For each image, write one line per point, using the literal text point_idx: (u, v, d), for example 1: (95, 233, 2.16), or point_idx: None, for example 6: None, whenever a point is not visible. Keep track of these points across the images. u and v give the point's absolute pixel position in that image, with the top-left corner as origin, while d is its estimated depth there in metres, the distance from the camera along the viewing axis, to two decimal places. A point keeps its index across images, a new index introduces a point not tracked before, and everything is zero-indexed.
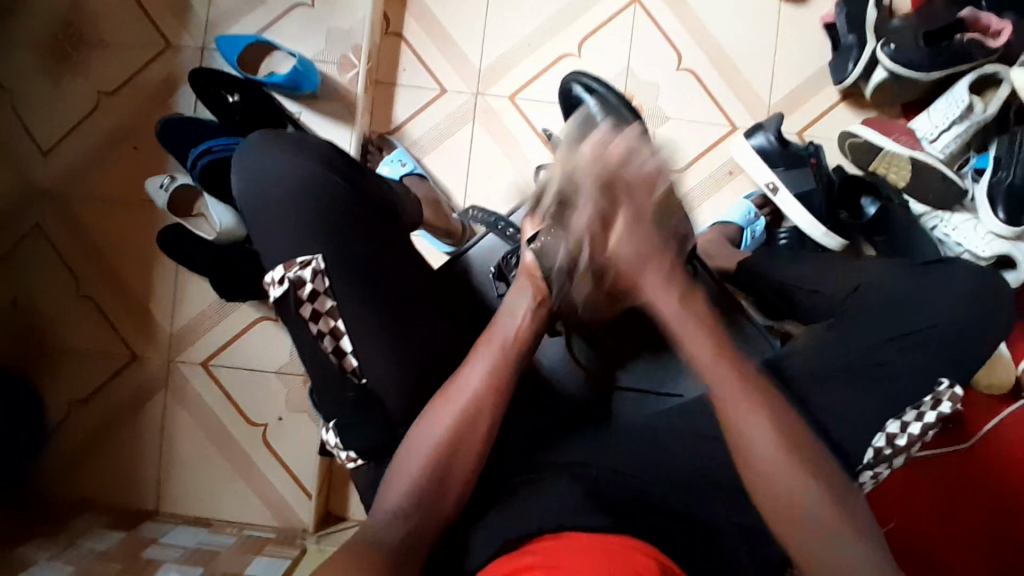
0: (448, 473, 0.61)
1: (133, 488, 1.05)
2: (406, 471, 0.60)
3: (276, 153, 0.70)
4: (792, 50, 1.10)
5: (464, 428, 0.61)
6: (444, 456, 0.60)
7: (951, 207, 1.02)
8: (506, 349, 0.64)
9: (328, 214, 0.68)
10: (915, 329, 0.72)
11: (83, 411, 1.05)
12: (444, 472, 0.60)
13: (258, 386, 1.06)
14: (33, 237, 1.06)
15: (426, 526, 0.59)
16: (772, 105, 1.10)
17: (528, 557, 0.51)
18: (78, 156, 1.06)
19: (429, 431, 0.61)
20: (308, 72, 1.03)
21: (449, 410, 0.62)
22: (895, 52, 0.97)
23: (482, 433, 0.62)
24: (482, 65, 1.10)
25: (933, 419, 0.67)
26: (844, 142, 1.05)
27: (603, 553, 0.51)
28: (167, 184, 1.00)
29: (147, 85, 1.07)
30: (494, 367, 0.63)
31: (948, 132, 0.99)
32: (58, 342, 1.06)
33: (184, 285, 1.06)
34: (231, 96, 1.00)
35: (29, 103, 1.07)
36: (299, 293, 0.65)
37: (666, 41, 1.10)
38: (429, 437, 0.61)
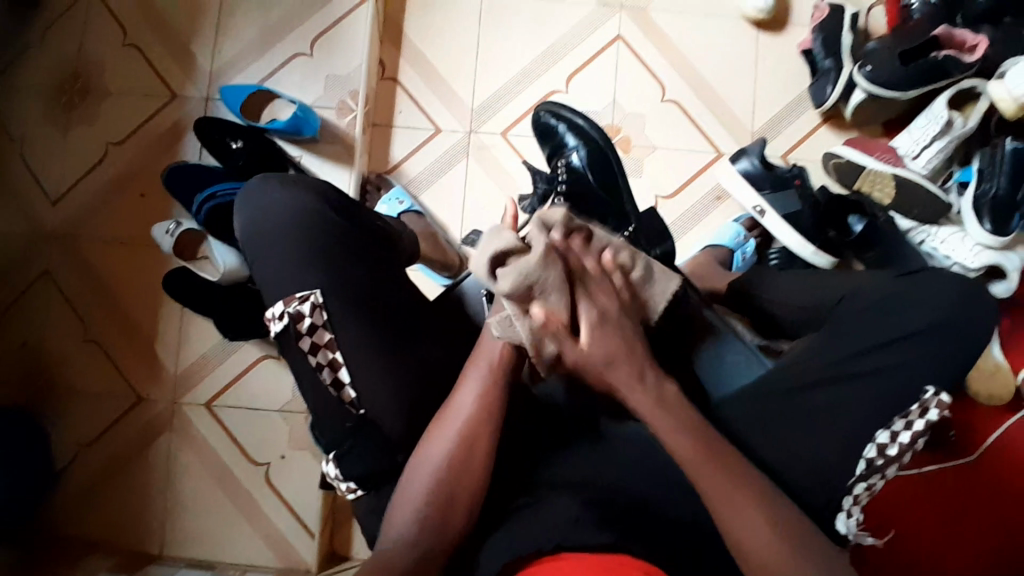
0: (446, 500, 0.61)
1: (138, 531, 1.05)
2: (408, 499, 0.62)
3: (274, 192, 0.74)
4: (772, 77, 1.14)
5: (462, 456, 0.62)
6: (443, 485, 0.61)
7: (936, 221, 1.03)
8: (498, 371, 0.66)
9: (326, 247, 0.71)
10: (900, 337, 0.74)
11: (90, 454, 1.07)
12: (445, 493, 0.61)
13: (262, 425, 1.07)
14: (43, 284, 1.09)
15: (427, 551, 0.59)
16: (756, 131, 1.13)
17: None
18: (86, 205, 1.10)
19: (429, 459, 0.63)
20: (307, 116, 1.07)
21: (445, 436, 0.63)
22: (871, 73, 1.01)
23: (478, 460, 0.63)
24: (474, 104, 1.15)
25: (921, 426, 0.70)
26: (829, 163, 1.08)
27: (598, 573, 0.51)
28: (172, 230, 1.03)
29: (153, 135, 1.11)
30: (485, 390, 0.65)
31: (929, 148, 1.02)
32: (65, 385, 1.08)
33: (188, 326, 1.08)
34: (234, 143, 1.06)
35: (40, 156, 1.11)
36: (298, 326, 0.67)
37: (649, 74, 1.14)
38: (429, 465, 0.62)
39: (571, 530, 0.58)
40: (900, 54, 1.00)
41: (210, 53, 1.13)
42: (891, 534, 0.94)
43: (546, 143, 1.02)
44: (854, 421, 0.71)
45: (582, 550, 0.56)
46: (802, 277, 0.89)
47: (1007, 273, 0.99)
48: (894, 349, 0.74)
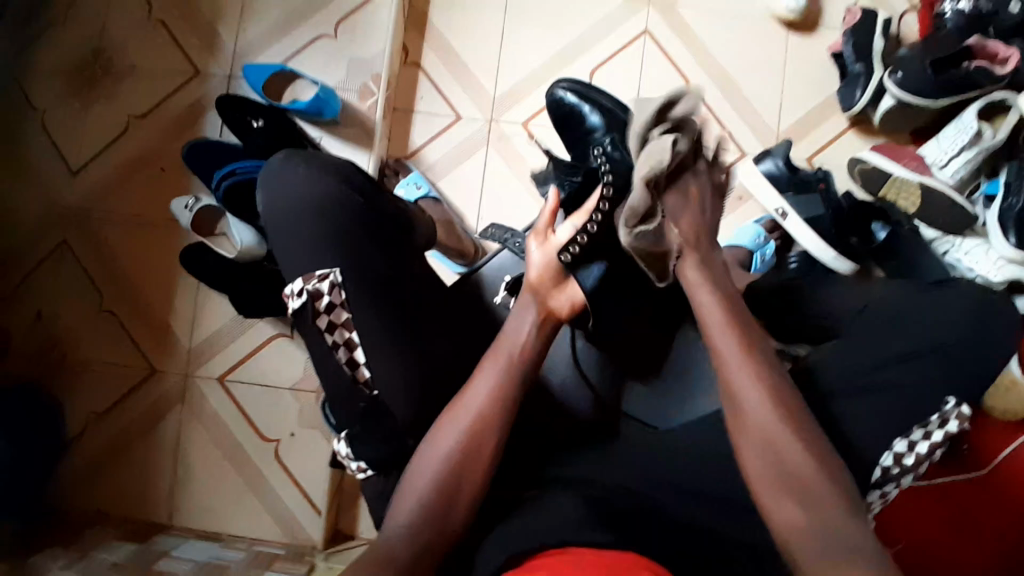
0: (456, 485, 0.61)
1: (146, 502, 1.06)
2: (419, 480, 0.61)
3: (296, 170, 0.73)
4: (800, 79, 1.12)
5: (482, 432, 0.63)
6: (456, 466, 0.61)
7: (962, 232, 1.02)
8: (517, 356, 0.66)
9: (346, 229, 0.70)
10: (920, 349, 0.74)
11: (102, 425, 1.08)
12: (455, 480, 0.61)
13: (273, 402, 1.08)
14: (61, 255, 1.10)
15: (433, 538, 0.59)
16: (780, 133, 1.12)
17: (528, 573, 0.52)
18: (108, 178, 1.11)
19: (443, 440, 0.62)
20: (329, 100, 1.07)
21: (461, 418, 0.63)
22: (902, 79, 0.99)
23: (489, 448, 0.63)
24: (495, 94, 1.14)
25: (941, 438, 0.68)
26: (854, 168, 1.06)
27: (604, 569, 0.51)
28: (192, 205, 1.05)
29: (176, 111, 1.12)
30: (506, 369, 0.65)
31: (957, 158, 1.00)
32: (80, 356, 1.09)
33: (204, 303, 1.09)
34: (255, 121, 1.05)
35: (64, 127, 1.12)
36: (316, 304, 0.67)
37: (675, 71, 1.13)
38: (444, 446, 0.62)
39: (577, 528, 0.58)
40: (932, 62, 0.98)
41: (235, 31, 1.13)
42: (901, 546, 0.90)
43: (567, 130, 0.86)
44: (868, 430, 0.71)
45: (589, 546, 0.56)
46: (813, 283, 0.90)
47: None
48: (911, 359, 0.74)
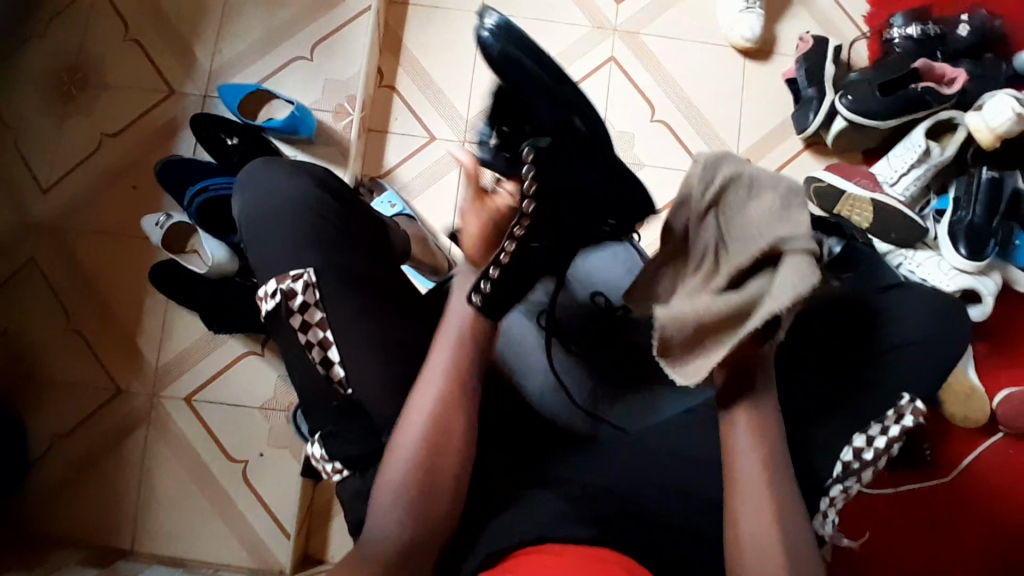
0: (433, 466, 0.61)
1: (107, 525, 1.03)
2: (397, 458, 0.61)
3: (276, 173, 0.76)
4: (757, 103, 1.18)
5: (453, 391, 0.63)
6: (435, 430, 0.62)
7: (913, 245, 1.07)
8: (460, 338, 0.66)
9: (321, 231, 0.72)
10: (879, 346, 0.77)
11: (62, 446, 1.04)
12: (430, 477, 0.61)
13: (242, 420, 1.06)
14: (26, 272, 1.08)
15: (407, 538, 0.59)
16: (741, 153, 1.17)
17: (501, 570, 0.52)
18: (77, 194, 1.10)
19: (419, 405, 0.63)
20: (305, 117, 1.09)
21: (420, 407, 0.63)
22: (851, 102, 1.06)
23: (453, 448, 0.62)
24: (469, 115, 1.18)
25: (897, 432, 0.71)
26: (810, 187, 1.12)
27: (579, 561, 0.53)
28: (163, 222, 1.04)
29: (149, 128, 1.12)
30: (464, 333, 0.66)
31: (907, 175, 1.07)
32: (42, 376, 1.06)
33: (173, 320, 1.07)
34: (231, 139, 1.07)
35: (33, 145, 1.11)
36: (289, 304, 0.69)
37: (640, 95, 1.18)
38: (420, 411, 0.62)
39: (555, 525, 0.59)
40: (880, 86, 1.06)
41: (211, 53, 1.14)
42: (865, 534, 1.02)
43: None
44: (834, 424, 0.73)
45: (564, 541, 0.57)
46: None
47: (982, 297, 1.04)
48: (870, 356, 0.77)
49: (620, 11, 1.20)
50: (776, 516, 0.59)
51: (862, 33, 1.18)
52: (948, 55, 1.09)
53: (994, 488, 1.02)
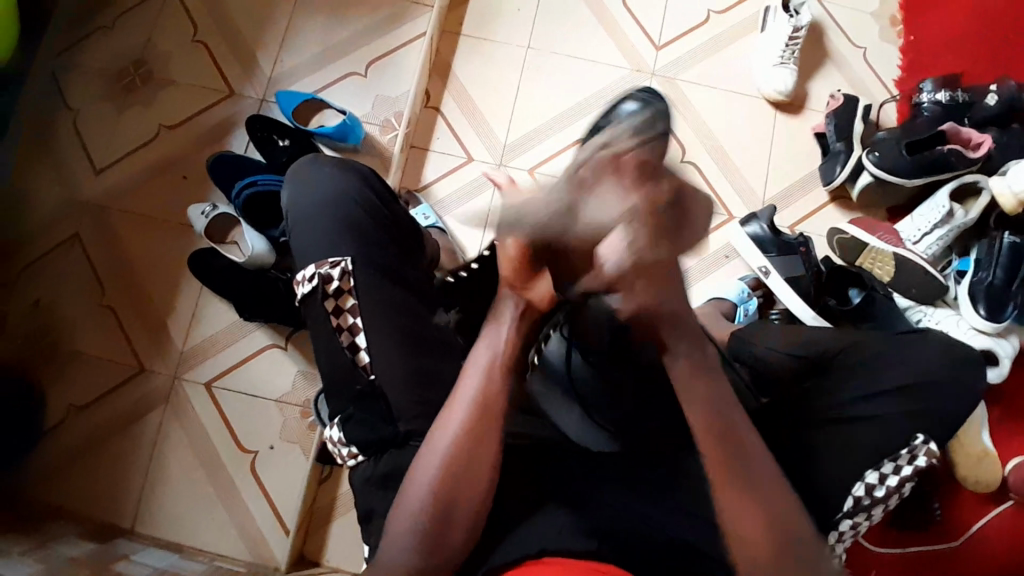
0: (454, 494, 0.61)
1: (111, 503, 1.03)
2: (417, 484, 0.62)
3: (324, 168, 0.80)
4: (786, 153, 1.22)
5: (477, 429, 0.62)
6: (457, 463, 0.62)
7: (932, 302, 1.08)
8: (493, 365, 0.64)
9: (361, 224, 0.76)
10: (897, 388, 0.76)
11: (80, 418, 1.06)
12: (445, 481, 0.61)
13: (256, 411, 1.07)
14: (69, 248, 1.13)
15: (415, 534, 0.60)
16: (766, 199, 1.20)
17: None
18: (129, 179, 1.16)
19: (439, 437, 0.63)
20: (354, 127, 1.15)
21: (446, 436, 0.62)
22: (879, 158, 1.09)
23: (477, 478, 0.62)
24: (507, 141, 1.23)
25: (909, 471, 0.72)
26: (833, 237, 1.14)
27: None
28: (209, 212, 1.08)
29: (204, 125, 1.18)
30: (490, 372, 0.64)
31: (929, 235, 1.09)
32: (71, 348, 1.09)
33: (204, 307, 1.11)
34: (282, 141, 1.13)
35: (94, 130, 1.18)
36: (326, 288, 0.72)
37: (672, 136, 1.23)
38: (441, 442, 0.62)
39: (555, 538, 0.62)
40: (907, 145, 1.09)
41: (272, 61, 1.21)
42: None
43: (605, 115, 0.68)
44: (846, 460, 0.73)
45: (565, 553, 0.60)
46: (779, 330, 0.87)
47: (999, 359, 1.04)
48: (894, 394, 0.76)
49: (659, 57, 1.26)
50: (782, 538, 0.59)
51: (892, 96, 1.22)
52: (975, 122, 1.13)
53: (1002, 558, 1.00)
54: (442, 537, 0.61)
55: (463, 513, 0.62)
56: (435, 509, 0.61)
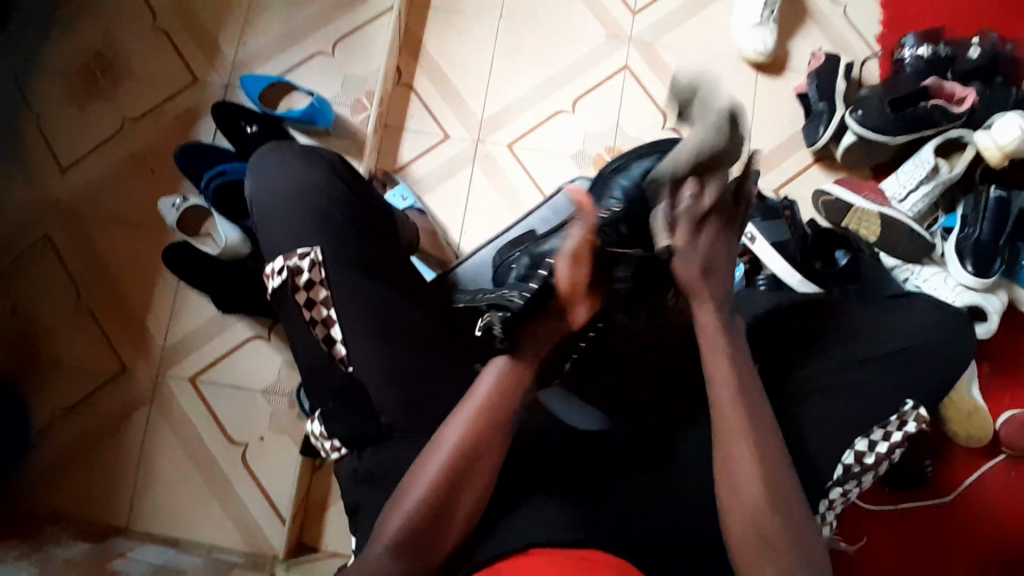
0: (452, 494, 0.59)
1: (104, 504, 1.02)
2: (415, 485, 0.60)
3: (289, 158, 0.78)
4: (768, 116, 1.19)
5: (484, 434, 0.61)
6: (458, 468, 0.60)
7: (920, 261, 1.07)
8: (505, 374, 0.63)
9: (329, 214, 0.74)
10: (886, 352, 0.76)
11: (64, 422, 1.05)
12: (449, 478, 0.59)
13: (244, 404, 1.06)
14: (41, 249, 1.10)
15: (416, 529, 0.58)
16: (750, 164, 1.18)
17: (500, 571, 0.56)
18: (96, 176, 1.12)
19: (445, 440, 0.61)
20: (323, 109, 1.11)
21: (453, 434, 0.61)
22: (862, 117, 1.07)
23: (482, 478, 0.61)
24: (483, 116, 1.20)
25: (899, 438, 0.71)
26: (818, 200, 1.12)
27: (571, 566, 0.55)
28: (179, 204, 1.06)
29: (171, 115, 1.15)
30: (503, 378, 0.63)
31: (916, 192, 1.07)
32: (50, 352, 1.07)
33: (182, 302, 1.09)
34: (249, 127, 1.09)
35: (56, 126, 1.14)
36: (295, 280, 0.70)
37: (653, 104, 1.20)
38: (446, 444, 0.61)
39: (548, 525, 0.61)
40: (891, 101, 1.06)
41: (236, 45, 1.17)
42: (863, 542, 1.01)
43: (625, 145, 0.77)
44: (836, 428, 0.73)
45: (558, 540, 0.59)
46: (761, 295, 0.86)
47: (988, 315, 1.03)
48: (878, 360, 0.76)
49: (636, 22, 1.23)
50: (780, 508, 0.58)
51: (874, 53, 1.20)
52: (958, 76, 1.11)
53: (996, 512, 1.01)
54: (435, 536, 0.59)
55: (454, 514, 0.59)
56: (434, 506, 0.59)
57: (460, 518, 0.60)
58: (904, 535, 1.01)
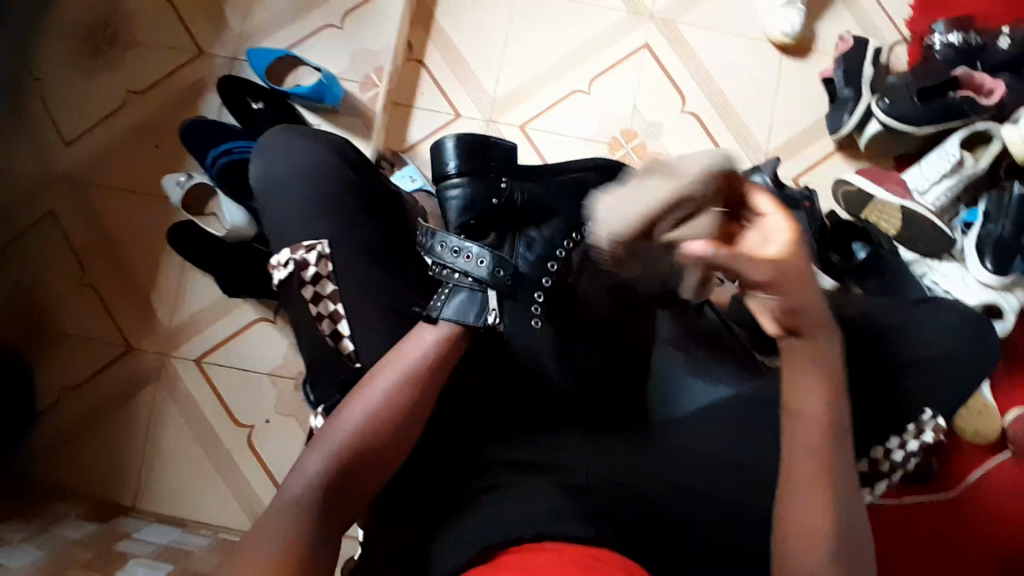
0: (372, 445, 0.62)
1: (111, 481, 1.03)
2: (336, 432, 0.62)
3: (293, 141, 0.74)
4: (791, 100, 1.15)
5: (408, 393, 0.64)
6: (380, 422, 0.63)
7: (939, 256, 1.03)
8: (426, 351, 0.67)
9: (337, 205, 0.71)
10: (912, 359, 0.74)
11: (71, 398, 1.05)
12: (373, 432, 0.62)
13: (252, 386, 1.06)
14: (45, 225, 1.08)
15: (342, 480, 0.60)
16: (771, 150, 1.14)
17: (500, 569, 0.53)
18: (99, 150, 1.10)
19: (370, 394, 0.64)
20: (331, 85, 1.08)
21: (375, 395, 0.64)
22: (889, 106, 1.03)
23: (406, 437, 0.64)
24: (496, 95, 1.16)
25: (915, 447, 0.73)
26: (838, 190, 1.08)
27: (587, 561, 0.53)
28: (184, 181, 1.04)
29: (175, 88, 1.11)
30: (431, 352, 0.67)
31: (939, 185, 1.04)
32: (56, 328, 1.06)
33: (188, 281, 1.07)
34: (255, 104, 1.07)
35: (59, 98, 1.11)
36: (302, 274, 0.69)
37: (672, 85, 1.16)
38: (370, 398, 0.64)
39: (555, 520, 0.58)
40: (920, 91, 1.03)
41: (241, 15, 1.13)
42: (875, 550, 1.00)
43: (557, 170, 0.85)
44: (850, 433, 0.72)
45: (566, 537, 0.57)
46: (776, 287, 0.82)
47: (1005, 313, 1.00)
48: (896, 367, 0.74)
49: None
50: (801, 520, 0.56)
51: (903, 38, 1.14)
52: (986, 68, 1.07)
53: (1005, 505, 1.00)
54: (356, 484, 0.61)
55: (375, 468, 0.62)
56: (356, 458, 0.61)
57: (385, 462, 0.63)
58: (912, 536, 1.00)
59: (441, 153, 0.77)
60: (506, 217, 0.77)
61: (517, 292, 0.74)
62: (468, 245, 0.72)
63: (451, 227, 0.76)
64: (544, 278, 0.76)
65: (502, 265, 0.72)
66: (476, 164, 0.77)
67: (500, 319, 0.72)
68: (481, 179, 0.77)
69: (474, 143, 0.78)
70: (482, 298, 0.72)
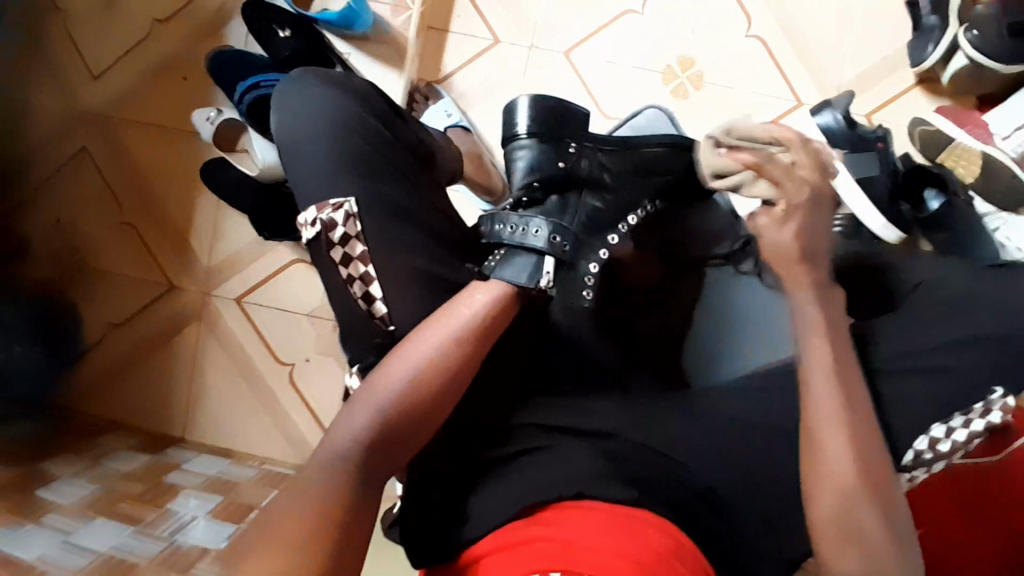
0: (414, 407, 0.57)
1: (159, 414, 1.08)
2: (377, 390, 0.57)
3: (313, 89, 0.70)
4: (871, 23, 1.02)
5: (457, 355, 0.59)
6: (423, 384, 0.58)
7: (1018, 210, 0.91)
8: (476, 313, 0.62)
9: (366, 158, 0.67)
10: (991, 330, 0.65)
11: (116, 335, 1.08)
12: (421, 387, 0.58)
13: (290, 326, 1.06)
14: (80, 161, 1.08)
15: (383, 442, 0.55)
16: (843, 82, 1.03)
17: (534, 529, 0.52)
18: (126, 83, 1.07)
19: (413, 354, 0.59)
20: (359, 11, 1.01)
21: (417, 353, 0.59)
22: (977, 39, 0.89)
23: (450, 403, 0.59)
24: (538, 16, 1.06)
25: (981, 427, 0.63)
26: (916, 130, 0.98)
27: (621, 534, 0.50)
28: (213, 118, 1.00)
29: (198, 14, 1.06)
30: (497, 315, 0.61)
31: (1023, 131, 0.92)
32: (100, 266, 1.08)
33: (224, 220, 1.06)
34: (282, 32, 0.99)
35: (82, 29, 1.07)
36: (329, 236, 0.64)
37: (735, 5, 1.03)
38: (413, 359, 0.59)
39: (593, 483, 0.56)
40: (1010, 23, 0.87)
41: None
42: None
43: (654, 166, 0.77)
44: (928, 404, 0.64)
45: (604, 501, 0.54)
46: (830, 240, 0.87)
47: None
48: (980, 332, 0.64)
49: None
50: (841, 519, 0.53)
51: None
52: None
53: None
54: (396, 446, 0.56)
55: (417, 430, 0.57)
56: (395, 419, 0.56)
57: (427, 429, 0.58)
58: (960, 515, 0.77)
59: (513, 112, 0.73)
60: (567, 182, 0.72)
61: (574, 259, 0.71)
62: (532, 219, 0.68)
63: (513, 189, 0.72)
64: (601, 249, 0.74)
65: (559, 232, 0.67)
66: (551, 125, 0.73)
67: (549, 287, 0.67)
68: (552, 142, 0.72)
69: (550, 105, 0.73)
70: (537, 261, 0.67)
